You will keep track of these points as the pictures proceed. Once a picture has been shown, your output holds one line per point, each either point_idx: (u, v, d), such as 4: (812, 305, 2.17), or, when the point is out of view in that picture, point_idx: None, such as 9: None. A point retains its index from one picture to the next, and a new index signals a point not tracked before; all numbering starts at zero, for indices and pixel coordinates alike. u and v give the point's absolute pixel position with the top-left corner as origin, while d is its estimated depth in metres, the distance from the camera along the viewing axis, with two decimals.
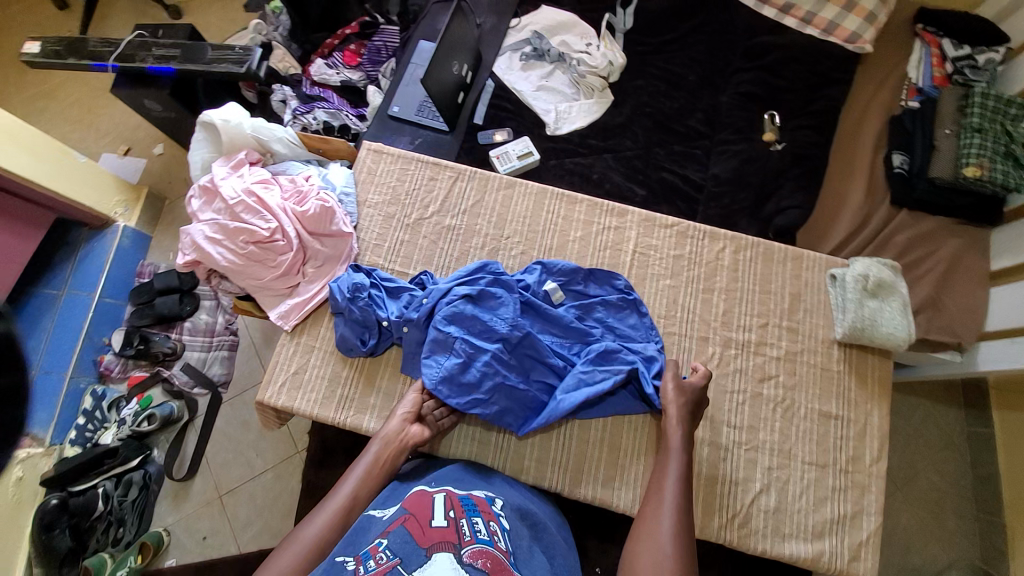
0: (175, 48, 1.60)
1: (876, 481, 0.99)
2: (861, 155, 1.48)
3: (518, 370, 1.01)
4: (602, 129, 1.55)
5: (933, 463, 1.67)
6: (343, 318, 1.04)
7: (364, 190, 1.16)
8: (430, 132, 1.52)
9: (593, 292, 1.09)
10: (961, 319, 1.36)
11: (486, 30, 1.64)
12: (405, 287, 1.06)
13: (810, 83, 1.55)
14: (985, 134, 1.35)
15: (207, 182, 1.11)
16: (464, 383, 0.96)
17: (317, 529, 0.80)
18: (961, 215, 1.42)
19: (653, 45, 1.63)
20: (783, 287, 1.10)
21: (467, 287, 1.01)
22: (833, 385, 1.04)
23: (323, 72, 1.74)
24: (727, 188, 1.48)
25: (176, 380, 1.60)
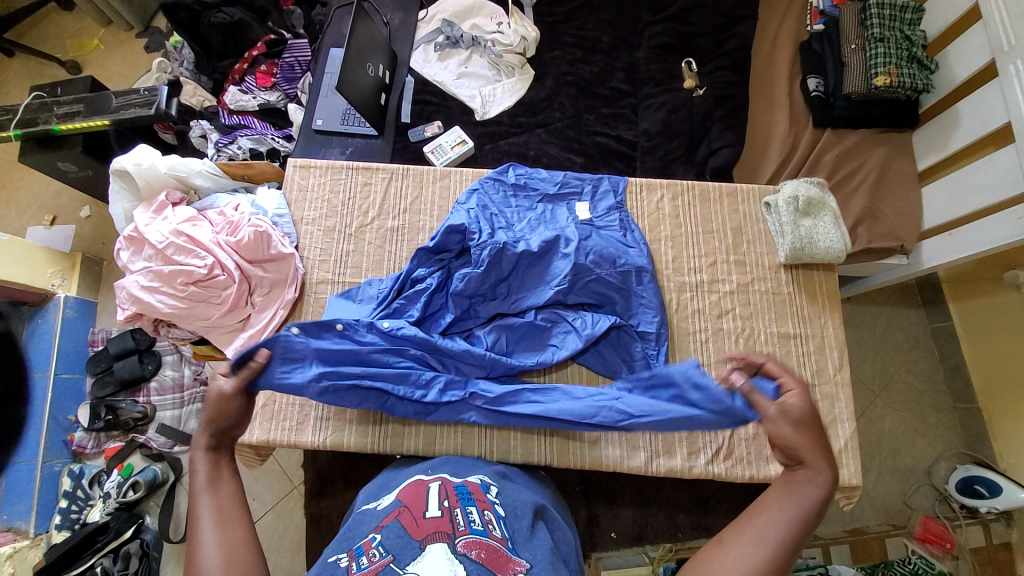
0: (78, 103, 1.53)
1: (844, 388, 1.03)
2: (778, 84, 1.54)
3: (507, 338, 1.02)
4: (529, 106, 1.55)
5: (905, 366, 1.76)
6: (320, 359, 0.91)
7: (298, 209, 1.13)
8: (361, 139, 1.50)
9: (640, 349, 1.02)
10: (900, 222, 1.43)
11: (395, 27, 1.62)
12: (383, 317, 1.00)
13: (718, 24, 1.59)
14: (887, 41, 1.38)
15: (132, 231, 1.05)
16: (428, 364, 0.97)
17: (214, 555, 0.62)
18: (883, 123, 1.48)
19: (563, 14, 1.64)
20: (724, 223, 1.13)
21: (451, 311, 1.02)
22: (786, 307, 1.07)
23: (238, 98, 1.69)
24: (659, 140, 1.49)
25: (154, 442, 1.55)
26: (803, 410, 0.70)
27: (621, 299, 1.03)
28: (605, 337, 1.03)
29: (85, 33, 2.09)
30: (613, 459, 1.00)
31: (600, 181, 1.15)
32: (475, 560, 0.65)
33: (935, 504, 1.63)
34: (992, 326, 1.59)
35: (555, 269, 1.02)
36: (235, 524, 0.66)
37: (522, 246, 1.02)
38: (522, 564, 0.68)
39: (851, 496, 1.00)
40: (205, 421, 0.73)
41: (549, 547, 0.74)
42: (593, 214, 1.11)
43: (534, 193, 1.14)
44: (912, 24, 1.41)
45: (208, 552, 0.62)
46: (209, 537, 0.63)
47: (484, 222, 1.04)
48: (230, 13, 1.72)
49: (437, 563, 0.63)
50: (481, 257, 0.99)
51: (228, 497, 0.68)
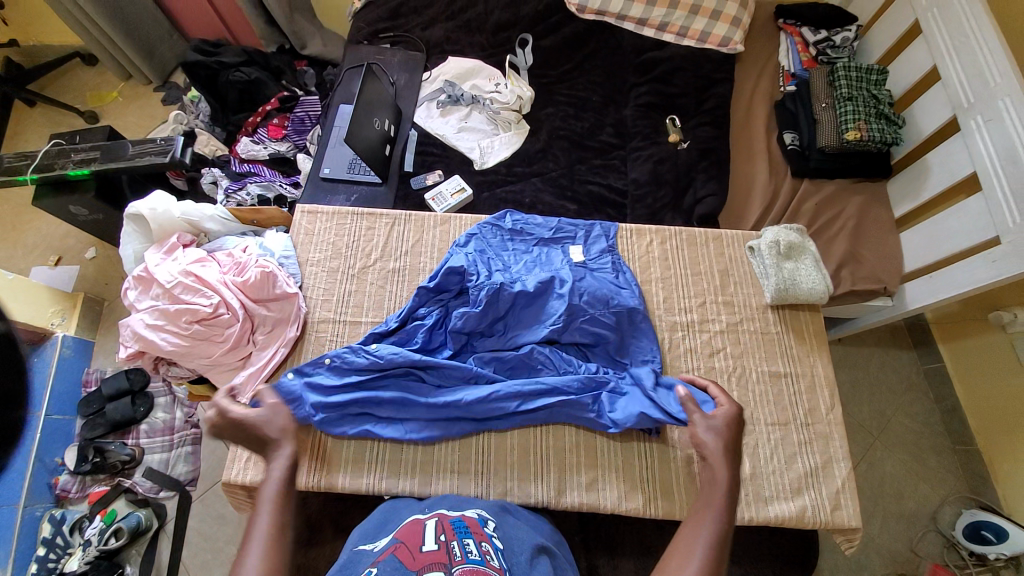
0: (94, 151, 1.62)
1: (837, 428, 1.04)
2: (757, 139, 1.66)
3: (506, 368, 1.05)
4: (525, 157, 1.65)
5: (900, 408, 1.77)
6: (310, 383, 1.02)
7: (304, 250, 1.17)
8: (365, 186, 1.58)
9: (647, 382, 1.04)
10: (881, 266, 1.50)
11: (401, 86, 1.75)
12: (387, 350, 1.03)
13: (699, 85, 1.72)
14: (855, 100, 1.52)
15: (141, 271, 1.09)
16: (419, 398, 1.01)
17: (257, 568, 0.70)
18: (858, 173, 1.58)
19: (556, 75, 1.78)
20: (711, 265, 1.17)
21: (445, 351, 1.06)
22: (775, 346, 1.10)
23: (250, 149, 1.78)
24: (648, 189, 1.58)
25: (140, 487, 1.51)
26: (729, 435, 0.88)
27: (617, 343, 1.07)
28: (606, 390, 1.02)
29: (107, 88, 2.22)
30: (612, 501, 0.98)
31: (593, 227, 1.21)
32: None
33: (944, 551, 1.59)
34: (983, 367, 1.62)
35: (549, 310, 1.07)
36: (282, 546, 0.73)
37: (519, 286, 1.07)
38: None
39: (852, 539, 0.99)
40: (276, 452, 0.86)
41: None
42: (587, 258, 1.16)
43: (531, 237, 1.19)
44: (878, 84, 1.55)
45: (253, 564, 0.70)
46: (257, 550, 0.72)
47: (481, 266, 1.09)
48: (248, 72, 1.86)
49: None
50: (480, 298, 1.03)
51: (283, 517, 0.77)
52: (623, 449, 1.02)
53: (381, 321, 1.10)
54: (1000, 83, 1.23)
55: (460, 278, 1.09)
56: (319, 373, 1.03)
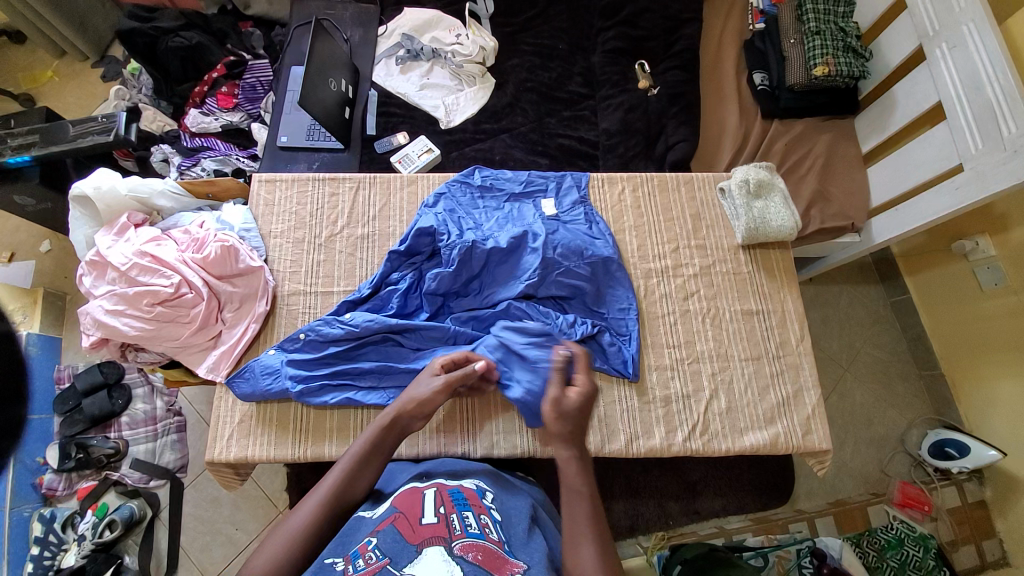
0: (33, 135, 1.50)
1: (807, 358, 1.07)
2: (727, 81, 1.63)
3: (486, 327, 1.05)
4: (492, 112, 1.59)
5: (869, 339, 1.85)
6: (288, 359, 1.00)
7: (266, 223, 1.12)
8: (327, 153, 1.51)
9: (625, 329, 1.06)
10: (850, 203, 1.52)
11: (356, 43, 1.65)
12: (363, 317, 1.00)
13: (666, 27, 1.67)
14: (823, 34, 1.49)
15: (93, 256, 1.03)
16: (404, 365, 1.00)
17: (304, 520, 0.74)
18: (826, 110, 1.57)
19: (519, 24, 1.69)
20: (684, 211, 1.15)
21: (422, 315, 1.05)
22: (748, 285, 1.11)
23: (199, 121, 1.68)
24: (619, 138, 1.54)
25: (129, 478, 1.50)
26: (573, 408, 0.83)
27: (593, 295, 1.07)
28: (586, 342, 1.04)
29: (37, 65, 2.04)
30: (595, 445, 0.99)
31: (564, 178, 1.18)
32: (472, 562, 0.66)
33: (911, 469, 1.70)
34: (948, 295, 1.68)
35: (524, 265, 1.05)
36: (336, 511, 0.77)
37: (491, 243, 1.05)
38: (519, 565, 0.69)
39: (822, 461, 1.04)
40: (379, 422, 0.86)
41: (546, 552, 0.75)
42: (559, 212, 1.14)
43: (501, 193, 1.16)
44: (846, 15, 1.52)
45: (303, 513, 0.75)
46: (312, 505, 0.76)
47: (452, 226, 1.06)
48: (188, 37, 1.72)
49: (433, 566, 0.64)
50: (452, 257, 1.02)
51: (356, 483, 0.80)
52: (605, 398, 1.02)
53: (353, 289, 1.08)
54: (965, 8, 1.22)
55: (428, 240, 1.06)
56: (298, 349, 1.02)
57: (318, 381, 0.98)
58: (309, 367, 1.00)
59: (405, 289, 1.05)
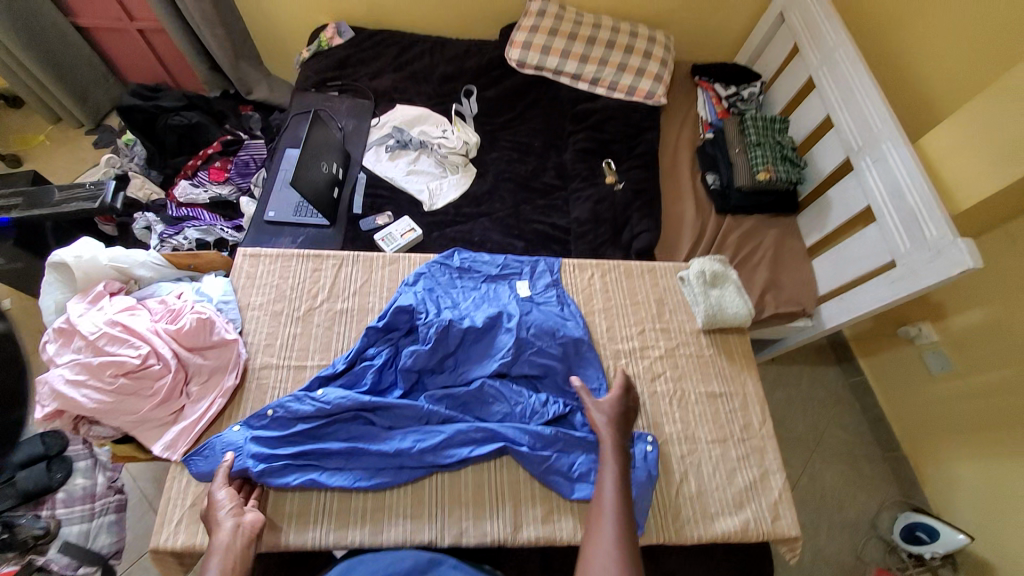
0: (15, 197, 1.52)
1: (770, 441, 1.11)
2: (684, 180, 1.83)
3: (462, 407, 1.05)
4: (473, 198, 1.71)
5: (832, 420, 1.91)
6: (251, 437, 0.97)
7: (245, 294, 1.13)
8: (311, 229, 1.57)
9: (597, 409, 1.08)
10: (800, 290, 1.66)
11: (348, 133, 1.80)
12: (336, 393, 1.00)
13: (629, 133, 1.89)
14: (763, 146, 1.73)
15: (62, 323, 1.01)
16: (374, 444, 0.98)
17: None
18: (772, 208, 1.77)
19: (500, 123, 1.89)
20: (648, 295, 1.23)
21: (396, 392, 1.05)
22: (710, 367, 1.16)
23: (188, 193, 1.74)
24: (589, 226, 1.68)
25: (55, 565, 1.30)
26: (617, 413, 1.02)
27: (564, 374, 1.11)
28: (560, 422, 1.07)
29: (29, 130, 2.10)
30: (568, 533, 0.98)
31: (537, 262, 1.26)
32: None
33: (886, 556, 1.69)
34: (902, 377, 1.79)
35: (498, 344, 1.09)
36: None
37: (468, 322, 1.09)
38: None
39: (793, 549, 1.04)
40: (213, 550, 0.81)
41: None
42: (533, 295, 1.20)
43: (478, 275, 1.23)
44: (781, 132, 1.78)
45: None
46: None
47: (430, 306, 1.11)
48: (188, 116, 1.83)
49: None
50: (429, 335, 1.05)
51: None
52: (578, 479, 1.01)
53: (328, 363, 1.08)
54: (882, 129, 1.45)
55: (406, 318, 1.10)
56: (263, 426, 0.99)
57: (281, 462, 0.95)
58: (274, 446, 0.96)
59: (379, 365, 1.06)
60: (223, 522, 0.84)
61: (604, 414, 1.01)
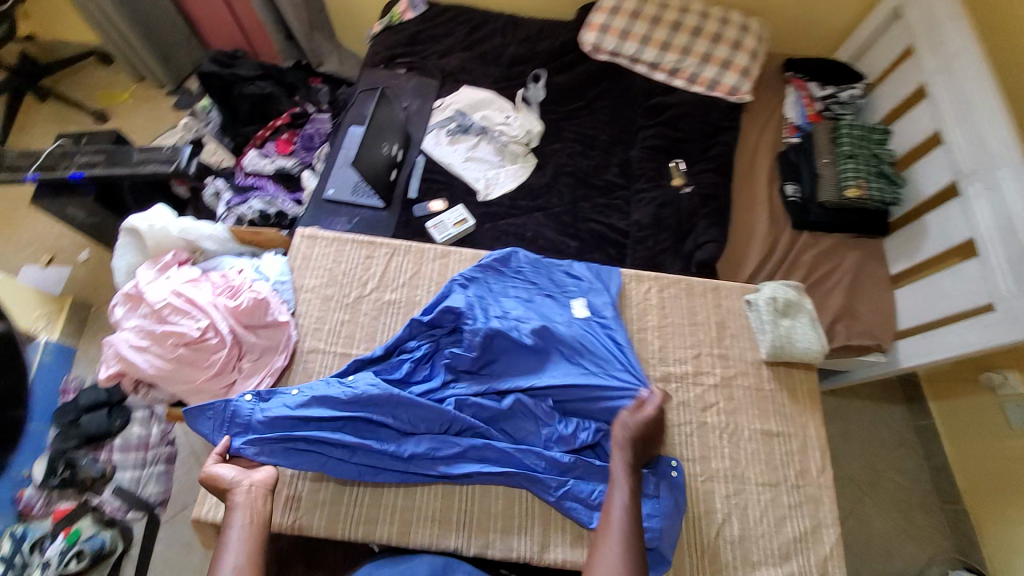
0: (99, 155, 1.62)
1: (827, 491, 1.03)
2: (759, 188, 1.68)
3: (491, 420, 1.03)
4: (530, 191, 1.66)
5: (891, 463, 1.75)
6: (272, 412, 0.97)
7: (300, 276, 1.15)
8: (367, 210, 1.58)
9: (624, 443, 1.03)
10: (876, 322, 1.51)
11: (413, 112, 1.78)
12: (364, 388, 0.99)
13: (705, 132, 1.75)
14: (857, 158, 1.56)
15: (132, 288, 1.09)
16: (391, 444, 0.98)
17: None
18: (855, 229, 1.59)
19: (566, 112, 1.81)
20: (709, 316, 1.15)
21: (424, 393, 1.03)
22: (769, 404, 1.08)
23: (256, 162, 1.79)
24: (650, 232, 1.59)
25: (108, 506, 1.48)
26: (642, 430, 0.96)
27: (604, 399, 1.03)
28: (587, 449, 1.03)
29: (119, 88, 2.23)
30: None
31: (593, 269, 1.19)
32: None
33: None
34: (973, 427, 1.61)
35: (543, 359, 1.08)
36: None
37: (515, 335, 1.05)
38: None
39: None
40: (236, 506, 0.88)
41: None
42: (589, 311, 1.13)
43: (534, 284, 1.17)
44: (881, 143, 1.60)
45: None
46: None
47: (479, 311, 1.07)
48: (262, 86, 1.86)
49: None
50: (473, 343, 1.04)
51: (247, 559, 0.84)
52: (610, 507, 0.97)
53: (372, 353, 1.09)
54: (1003, 152, 1.26)
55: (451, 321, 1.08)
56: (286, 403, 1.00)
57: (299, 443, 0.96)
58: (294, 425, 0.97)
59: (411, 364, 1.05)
60: (236, 486, 0.90)
61: (625, 432, 0.96)
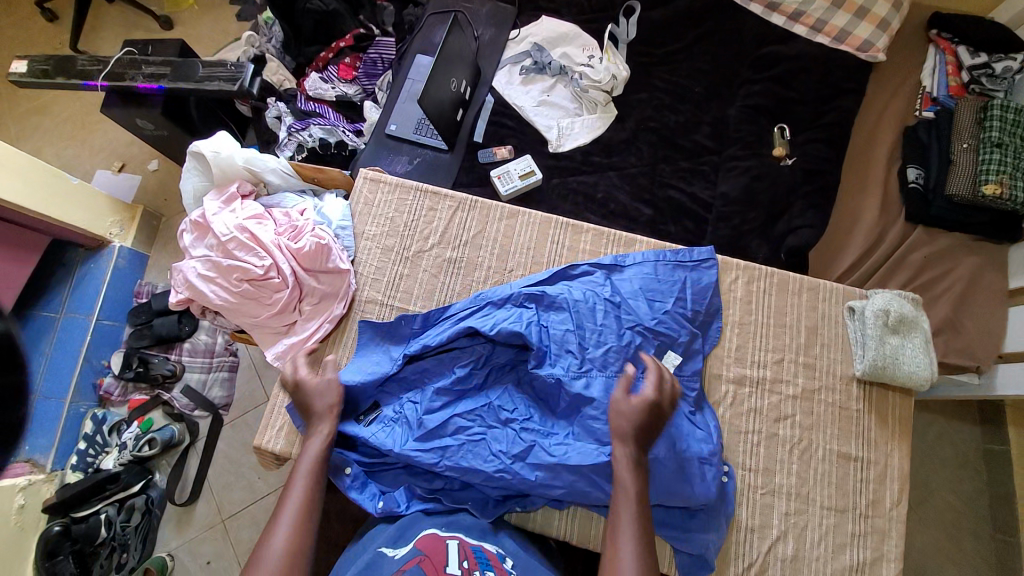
0: (165, 66, 1.56)
1: (897, 526, 0.94)
2: (875, 168, 1.43)
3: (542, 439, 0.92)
4: (606, 145, 1.50)
5: (947, 481, 1.52)
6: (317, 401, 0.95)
7: (360, 222, 1.10)
8: (429, 151, 1.48)
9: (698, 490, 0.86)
10: (981, 341, 1.31)
11: (485, 42, 1.59)
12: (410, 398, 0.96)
13: (822, 94, 1.49)
14: (1005, 149, 1.29)
15: (198, 217, 1.06)
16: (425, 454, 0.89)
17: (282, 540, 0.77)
18: (979, 232, 1.36)
19: (658, 56, 1.57)
20: (799, 319, 1.03)
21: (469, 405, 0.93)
22: (852, 425, 0.98)
23: (317, 87, 1.69)
24: (737, 208, 1.42)
25: (177, 402, 1.59)
26: (643, 419, 0.84)
27: (678, 469, 0.86)
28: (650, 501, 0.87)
29: None
30: None
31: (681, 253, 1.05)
32: None
33: None
34: None
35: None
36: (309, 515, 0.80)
37: (571, 355, 0.93)
38: None
39: None
40: (320, 432, 0.88)
41: None
42: (680, 374, 0.96)
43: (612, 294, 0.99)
44: None
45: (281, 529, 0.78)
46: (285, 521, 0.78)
47: (553, 345, 0.94)
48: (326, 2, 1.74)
49: None
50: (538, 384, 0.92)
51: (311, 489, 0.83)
52: None
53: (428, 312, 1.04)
54: None
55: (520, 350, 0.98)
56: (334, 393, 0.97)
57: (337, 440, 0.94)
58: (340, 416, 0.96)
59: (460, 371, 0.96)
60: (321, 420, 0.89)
61: (627, 417, 0.83)
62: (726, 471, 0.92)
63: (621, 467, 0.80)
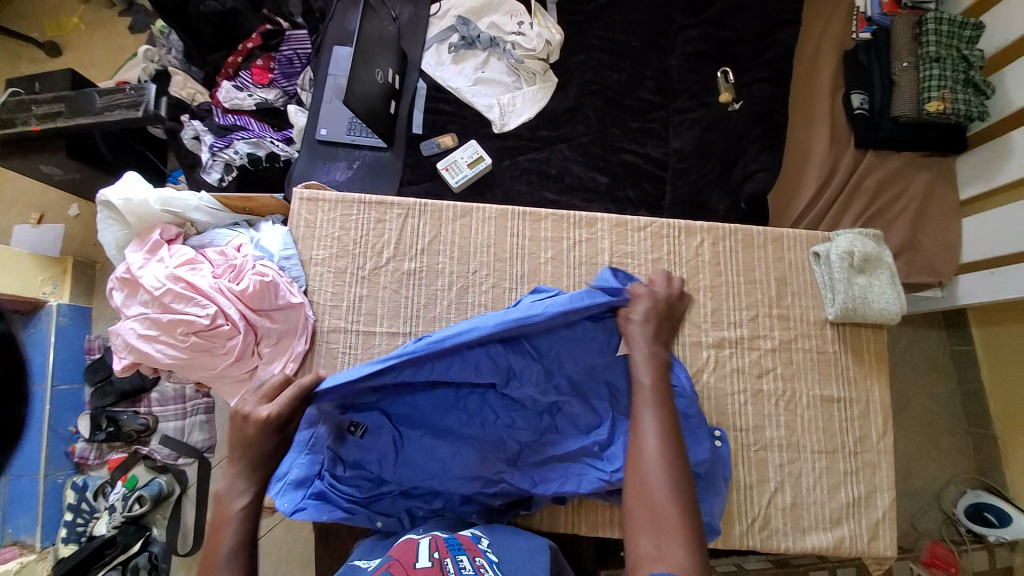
0: (58, 103, 1.39)
1: (885, 456, 0.97)
2: (820, 101, 1.40)
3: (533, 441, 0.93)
4: (551, 117, 1.43)
5: (921, 388, 1.60)
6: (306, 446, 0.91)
7: (306, 248, 1.02)
8: (367, 151, 1.39)
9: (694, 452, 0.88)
10: (939, 254, 1.34)
11: (405, 23, 1.48)
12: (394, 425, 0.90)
13: (760, 29, 1.46)
14: (944, 62, 1.25)
15: (125, 273, 0.97)
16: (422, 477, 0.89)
17: (240, 514, 0.76)
18: (928, 147, 1.35)
19: (589, 12, 1.49)
20: (768, 273, 1.03)
21: (458, 422, 0.92)
22: (831, 367, 1.00)
23: (232, 97, 1.54)
24: (692, 162, 1.39)
25: (158, 454, 1.51)
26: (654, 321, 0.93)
27: None
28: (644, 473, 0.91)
29: (63, 9, 1.89)
30: None
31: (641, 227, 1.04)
32: None
33: (942, 527, 1.51)
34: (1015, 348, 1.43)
35: None
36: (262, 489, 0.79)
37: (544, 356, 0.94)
38: None
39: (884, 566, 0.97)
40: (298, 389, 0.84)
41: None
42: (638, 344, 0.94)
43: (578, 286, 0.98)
44: (971, 41, 1.27)
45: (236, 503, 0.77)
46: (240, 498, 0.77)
47: (531, 349, 0.93)
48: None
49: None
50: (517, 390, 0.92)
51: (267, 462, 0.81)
52: None
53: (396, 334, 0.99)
54: None
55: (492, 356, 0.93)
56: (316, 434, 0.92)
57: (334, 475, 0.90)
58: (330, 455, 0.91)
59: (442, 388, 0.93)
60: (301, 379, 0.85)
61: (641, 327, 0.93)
62: (718, 435, 0.94)
63: (638, 364, 0.88)
